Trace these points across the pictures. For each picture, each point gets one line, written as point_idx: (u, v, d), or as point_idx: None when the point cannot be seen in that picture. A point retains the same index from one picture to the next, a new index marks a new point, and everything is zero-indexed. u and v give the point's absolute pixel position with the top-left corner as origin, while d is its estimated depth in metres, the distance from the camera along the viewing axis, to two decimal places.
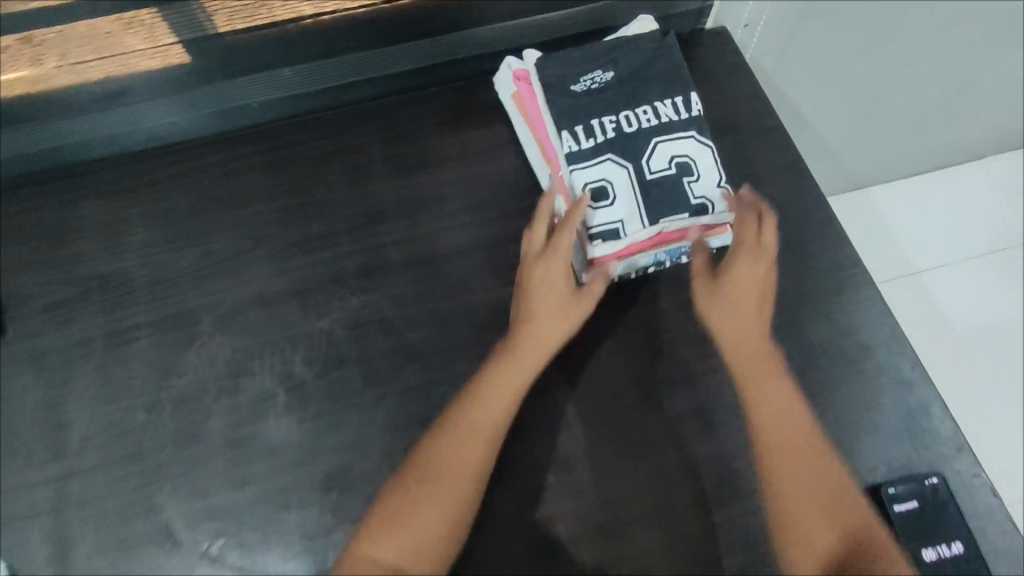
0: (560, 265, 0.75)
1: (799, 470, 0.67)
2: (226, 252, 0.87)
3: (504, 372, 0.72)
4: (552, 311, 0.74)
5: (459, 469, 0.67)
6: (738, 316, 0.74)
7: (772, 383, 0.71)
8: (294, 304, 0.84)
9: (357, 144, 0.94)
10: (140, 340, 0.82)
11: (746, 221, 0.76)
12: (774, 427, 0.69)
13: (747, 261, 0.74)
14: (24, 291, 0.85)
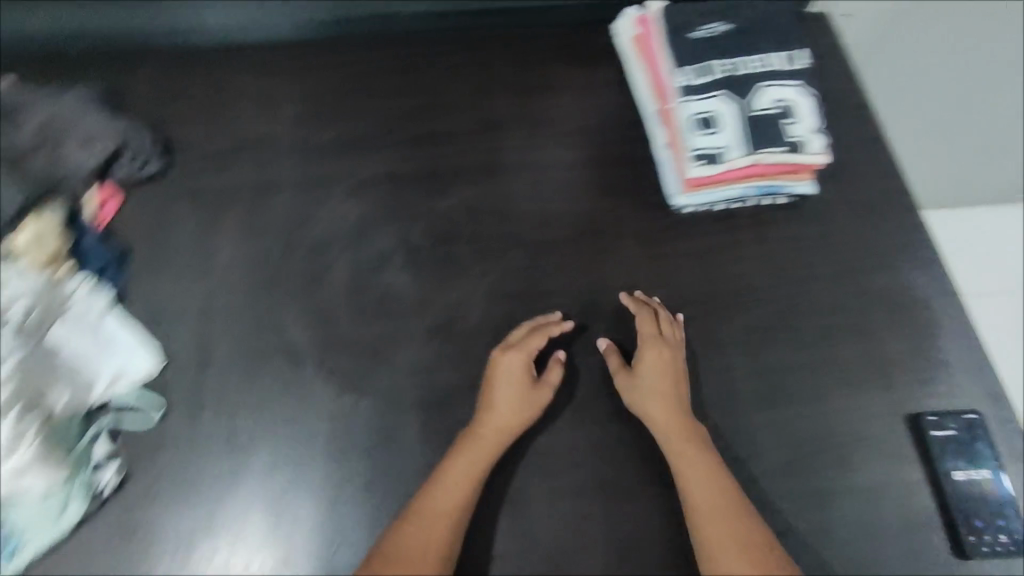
0: (520, 359, 0.80)
1: (728, 536, 0.70)
2: (364, 134, 0.98)
3: (457, 462, 0.75)
4: (516, 398, 0.78)
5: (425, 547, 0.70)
6: (653, 403, 0.79)
7: (688, 462, 0.76)
8: (418, 185, 0.95)
9: (485, 64, 1.05)
10: (282, 192, 0.93)
11: (639, 314, 0.85)
12: (699, 492, 0.74)
13: (652, 351, 0.82)
14: (187, 138, 0.96)
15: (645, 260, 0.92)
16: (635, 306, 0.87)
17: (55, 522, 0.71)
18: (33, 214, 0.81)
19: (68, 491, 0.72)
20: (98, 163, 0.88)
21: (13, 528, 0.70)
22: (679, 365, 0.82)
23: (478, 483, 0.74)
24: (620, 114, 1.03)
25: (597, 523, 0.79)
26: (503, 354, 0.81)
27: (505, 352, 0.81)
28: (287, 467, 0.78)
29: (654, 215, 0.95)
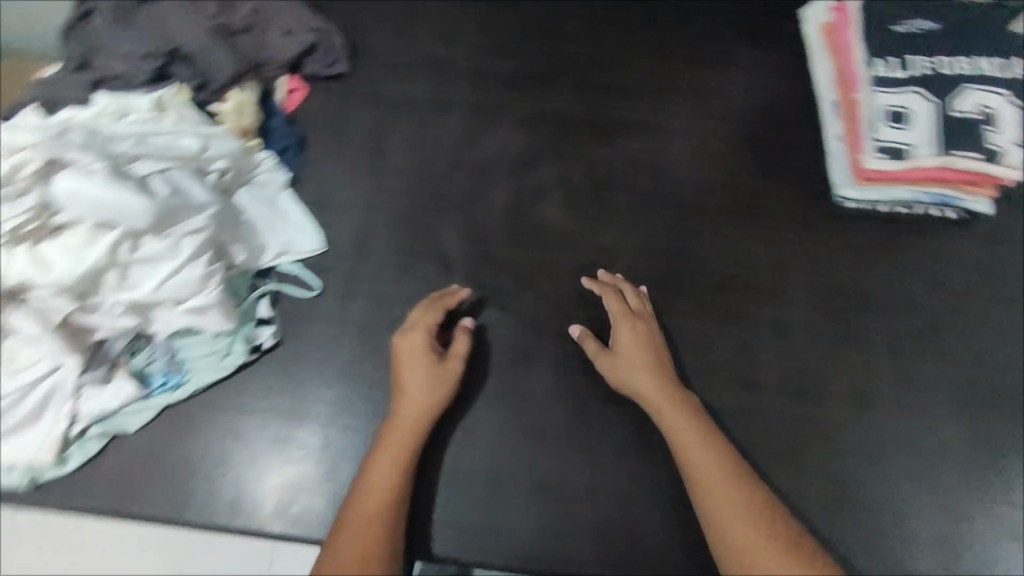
0: (424, 341, 0.76)
1: (720, 476, 0.67)
2: (537, 72, 1.01)
3: (385, 451, 0.70)
4: (427, 378, 0.74)
5: (373, 519, 0.65)
6: (636, 377, 0.76)
7: (676, 435, 0.71)
8: (584, 132, 0.97)
9: (665, 27, 1.05)
10: (455, 113, 0.97)
11: (610, 294, 0.83)
12: (688, 442, 0.70)
13: (625, 328, 0.80)
14: (375, 46, 1.01)
15: (798, 246, 0.91)
16: (603, 287, 0.85)
17: (219, 364, 0.76)
18: (237, 88, 0.87)
19: (232, 340, 0.76)
20: (294, 52, 0.94)
21: (184, 360, 0.75)
22: (655, 341, 0.79)
23: (409, 456, 0.70)
24: (792, 98, 1.01)
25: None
26: (406, 337, 0.76)
27: (407, 334, 0.77)
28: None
29: (812, 201, 0.94)
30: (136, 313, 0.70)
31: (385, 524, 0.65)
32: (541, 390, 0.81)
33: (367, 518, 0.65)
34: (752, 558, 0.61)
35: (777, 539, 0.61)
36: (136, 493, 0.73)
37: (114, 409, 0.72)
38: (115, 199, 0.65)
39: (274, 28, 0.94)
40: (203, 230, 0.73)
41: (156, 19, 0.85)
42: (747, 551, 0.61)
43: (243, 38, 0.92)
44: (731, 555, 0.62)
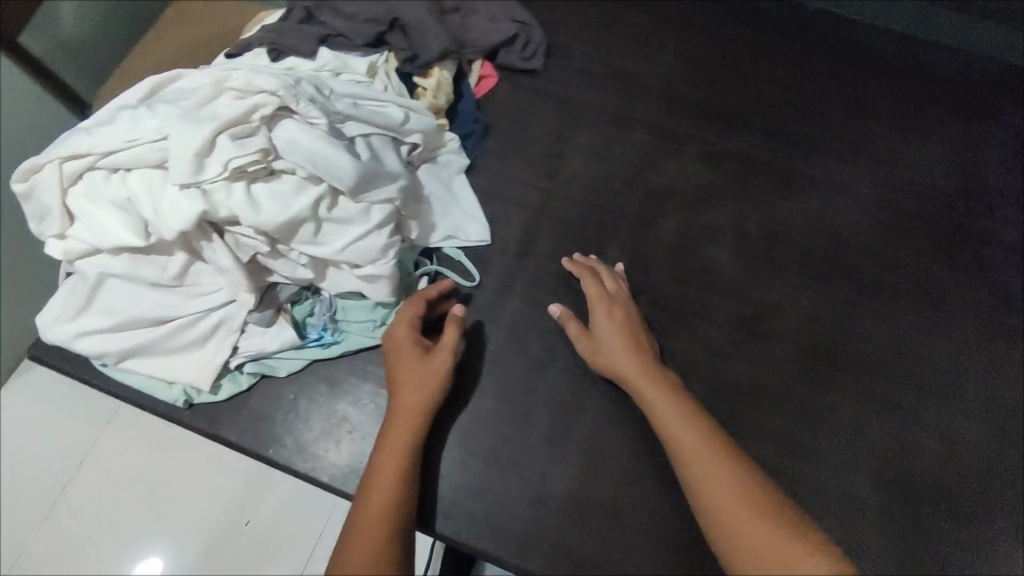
0: (406, 336, 0.73)
1: (703, 445, 0.65)
2: (730, 107, 0.96)
3: (386, 447, 0.68)
4: (410, 374, 0.71)
5: (383, 511, 0.63)
6: (619, 363, 0.74)
7: (665, 422, 0.68)
8: (769, 179, 0.92)
9: (873, 85, 0.98)
10: (638, 132, 0.94)
11: (586, 277, 0.81)
12: (671, 422, 0.68)
13: (602, 310, 0.78)
14: (571, 48, 0.99)
15: (982, 353, 0.84)
16: (580, 271, 0.82)
17: (372, 333, 0.77)
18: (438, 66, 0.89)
19: (389, 313, 0.77)
20: (497, 40, 0.94)
21: (341, 321, 0.76)
22: (631, 322, 0.78)
23: (410, 447, 0.68)
24: (1001, 194, 0.93)
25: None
26: (391, 334, 0.73)
27: (391, 330, 0.73)
28: (565, 383, 0.81)
29: (1002, 310, 0.86)
30: (313, 267, 0.72)
31: (393, 517, 0.63)
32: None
33: (380, 508, 0.63)
34: (744, 536, 0.58)
35: (758, 507, 0.60)
36: (272, 437, 0.74)
37: (272, 352, 0.74)
38: (328, 157, 0.67)
39: (482, 14, 0.95)
40: (392, 202, 0.73)
41: None
42: (740, 528, 0.59)
43: (452, 18, 0.92)
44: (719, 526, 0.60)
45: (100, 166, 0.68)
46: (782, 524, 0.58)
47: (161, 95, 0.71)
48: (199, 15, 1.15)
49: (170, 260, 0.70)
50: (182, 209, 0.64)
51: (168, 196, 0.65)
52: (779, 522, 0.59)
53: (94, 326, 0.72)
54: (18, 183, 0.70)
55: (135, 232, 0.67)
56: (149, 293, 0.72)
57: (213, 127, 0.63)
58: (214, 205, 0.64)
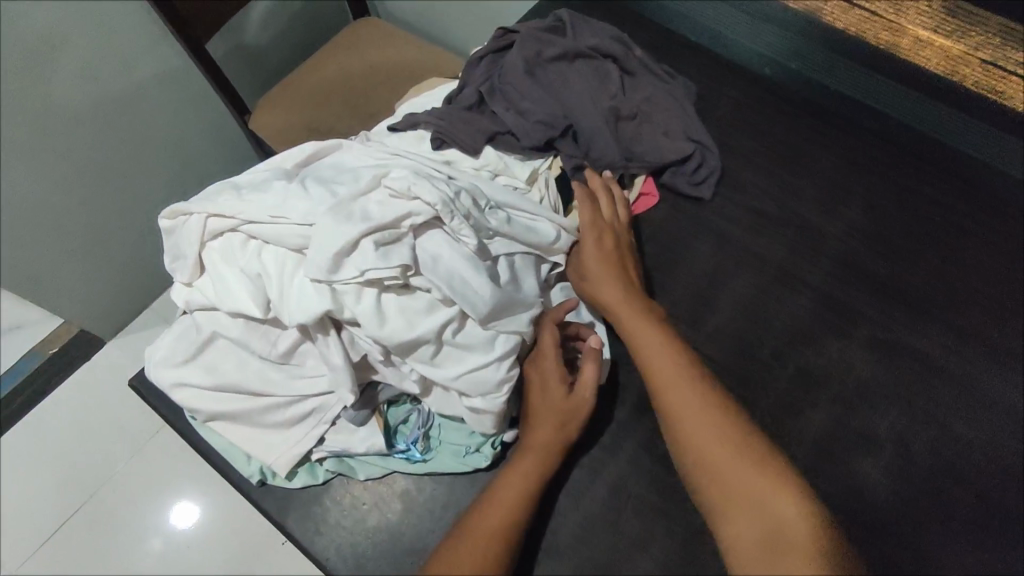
0: (554, 371, 0.70)
1: (686, 390, 0.68)
2: (919, 290, 0.83)
3: (512, 474, 0.69)
4: (553, 412, 0.70)
5: (493, 532, 0.65)
6: (609, 300, 0.74)
7: (650, 363, 0.70)
8: (952, 393, 0.78)
9: None
10: (802, 296, 0.83)
11: (580, 200, 0.77)
12: (655, 366, 0.70)
13: (592, 237, 0.75)
14: (744, 183, 0.91)
15: None
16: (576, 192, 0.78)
17: (461, 460, 0.70)
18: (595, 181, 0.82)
19: (485, 442, 0.70)
20: (669, 160, 0.86)
21: (434, 438, 0.71)
22: (616, 250, 0.77)
23: (538, 483, 0.69)
24: None
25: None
26: (539, 365, 0.71)
27: (540, 361, 0.71)
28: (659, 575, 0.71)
29: None
30: (421, 383, 0.67)
31: (499, 543, 0.65)
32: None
33: (488, 532, 0.65)
34: (719, 473, 0.63)
35: (734, 444, 0.64)
36: (336, 542, 0.70)
37: (355, 454, 0.70)
38: (468, 281, 0.62)
39: (660, 126, 0.86)
40: (521, 333, 0.66)
41: (563, 86, 0.81)
42: (715, 469, 0.64)
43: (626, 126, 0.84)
44: (697, 464, 0.65)
45: (241, 231, 0.66)
46: (760, 466, 0.63)
47: (318, 169, 0.69)
48: (377, 63, 1.18)
49: (283, 336, 0.66)
50: (308, 304, 0.60)
51: (298, 284, 0.62)
52: (759, 468, 0.63)
53: (194, 381, 0.70)
54: (164, 222, 0.69)
55: (257, 305, 0.64)
56: (254, 362, 0.69)
57: (360, 230, 0.59)
58: (341, 306, 0.60)
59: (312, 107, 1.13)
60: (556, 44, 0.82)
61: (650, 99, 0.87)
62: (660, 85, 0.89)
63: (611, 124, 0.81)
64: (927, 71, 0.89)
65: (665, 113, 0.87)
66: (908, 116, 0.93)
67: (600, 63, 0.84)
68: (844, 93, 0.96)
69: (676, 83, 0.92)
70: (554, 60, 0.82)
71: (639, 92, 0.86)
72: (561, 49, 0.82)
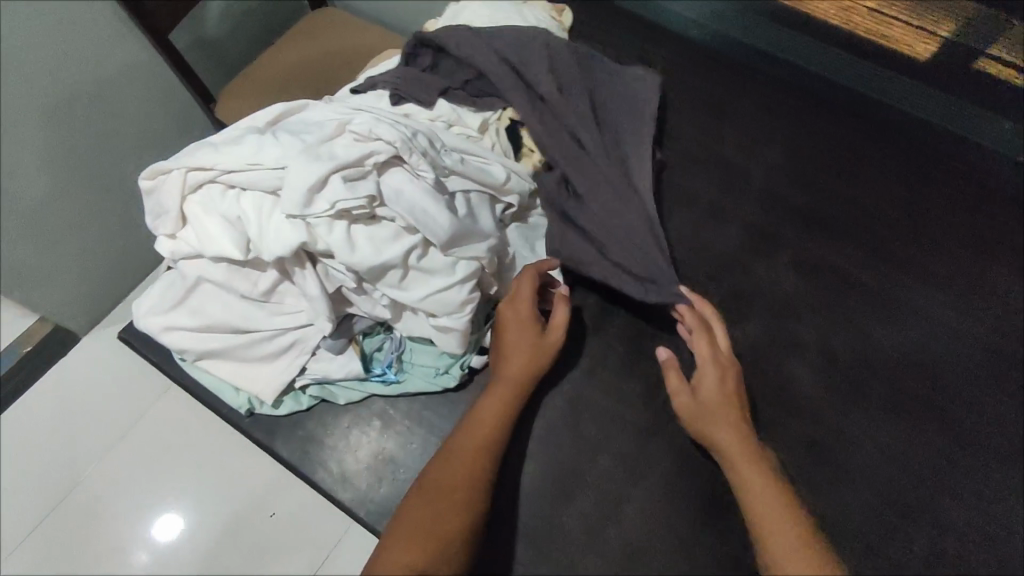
0: (529, 311, 0.75)
1: (782, 517, 0.65)
2: (834, 215, 0.94)
3: (488, 406, 0.74)
4: (525, 347, 0.75)
5: (472, 456, 0.71)
6: (719, 427, 0.73)
7: (751, 490, 0.68)
8: (863, 300, 0.89)
9: (995, 224, 0.93)
10: (731, 226, 0.93)
11: (699, 333, 0.79)
12: (755, 488, 0.68)
13: (712, 372, 0.76)
14: (676, 132, 1.01)
15: None
16: (693, 324, 0.80)
17: (432, 379, 0.78)
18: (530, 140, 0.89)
19: (453, 363, 0.78)
20: None
21: (406, 361, 0.79)
22: (737, 392, 0.76)
23: (511, 414, 0.75)
24: None
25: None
26: (514, 302, 0.76)
27: (515, 301, 0.76)
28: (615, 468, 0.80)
29: None
30: (392, 309, 0.74)
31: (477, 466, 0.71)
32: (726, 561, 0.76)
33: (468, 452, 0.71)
34: None
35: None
36: (325, 458, 0.77)
37: (335, 379, 0.77)
38: (428, 211, 0.70)
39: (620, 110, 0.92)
40: (479, 259, 0.75)
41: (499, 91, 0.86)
42: None
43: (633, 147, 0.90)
44: None
45: (219, 181, 0.73)
46: None
47: (287, 124, 0.76)
48: (335, 45, 1.25)
49: (262, 277, 0.73)
50: (284, 237, 0.67)
51: (275, 222, 0.69)
52: None
53: (182, 324, 0.76)
54: (145, 181, 0.75)
55: (237, 247, 0.71)
56: (236, 302, 0.75)
57: (327, 168, 0.66)
58: (314, 238, 0.68)
59: (277, 87, 1.20)
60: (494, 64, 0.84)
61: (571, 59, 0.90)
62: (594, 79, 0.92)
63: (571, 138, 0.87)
64: (827, 22, 1.02)
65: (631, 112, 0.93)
66: (814, 63, 1.03)
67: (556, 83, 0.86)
68: (759, 48, 1.05)
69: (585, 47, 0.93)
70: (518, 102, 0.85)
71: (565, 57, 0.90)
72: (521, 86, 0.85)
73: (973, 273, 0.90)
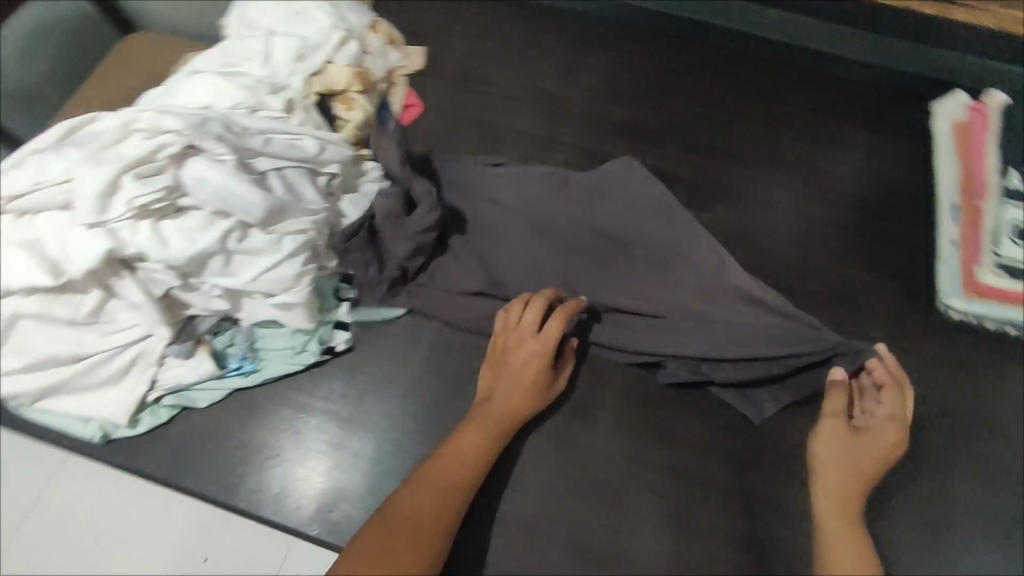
0: (542, 349, 0.75)
1: (861, 548, 0.64)
2: (649, 123, 0.99)
3: (474, 436, 0.72)
4: (524, 385, 0.75)
5: (450, 485, 0.69)
6: (855, 461, 0.70)
7: (842, 516, 0.67)
8: (687, 194, 0.94)
9: (785, 99, 1.01)
10: (559, 153, 0.97)
11: (894, 389, 0.74)
12: (851, 517, 0.67)
13: (892, 428, 0.71)
14: (491, 76, 1.03)
15: (891, 348, 0.86)
16: (885, 380, 0.75)
17: (291, 359, 0.79)
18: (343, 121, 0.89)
19: (309, 339, 0.79)
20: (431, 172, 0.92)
21: (261, 349, 0.78)
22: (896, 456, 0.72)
23: (495, 449, 0.73)
24: (908, 194, 0.96)
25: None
26: (535, 338, 0.75)
27: (535, 336, 0.76)
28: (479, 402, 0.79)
29: (918, 308, 0.88)
30: (228, 298, 0.74)
31: (456, 495, 0.68)
32: (602, 456, 0.79)
33: (448, 480, 0.69)
34: None
35: None
36: (195, 466, 0.75)
37: (190, 383, 0.76)
38: (237, 192, 0.69)
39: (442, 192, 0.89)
40: (308, 231, 0.76)
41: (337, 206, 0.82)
42: None
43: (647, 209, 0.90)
44: None
45: (8, 212, 0.66)
46: None
47: (74, 139, 0.68)
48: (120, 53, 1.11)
49: (85, 298, 0.69)
50: (88, 247, 0.64)
51: (73, 235, 0.65)
52: None
53: (9, 369, 0.70)
54: None
55: (46, 272, 0.65)
56: (65, 332, 0.71)
57: (119, 167, 0.64)
58: (121, 242, 0.66)
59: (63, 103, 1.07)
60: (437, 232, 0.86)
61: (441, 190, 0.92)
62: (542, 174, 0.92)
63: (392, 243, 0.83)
64: None
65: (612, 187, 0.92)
66: None
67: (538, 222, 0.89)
68: None
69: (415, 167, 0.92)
70: (522, 252, 0.87)
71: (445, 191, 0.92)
72: (517, 261, 0.86)
73: (778, 149, 0.98)
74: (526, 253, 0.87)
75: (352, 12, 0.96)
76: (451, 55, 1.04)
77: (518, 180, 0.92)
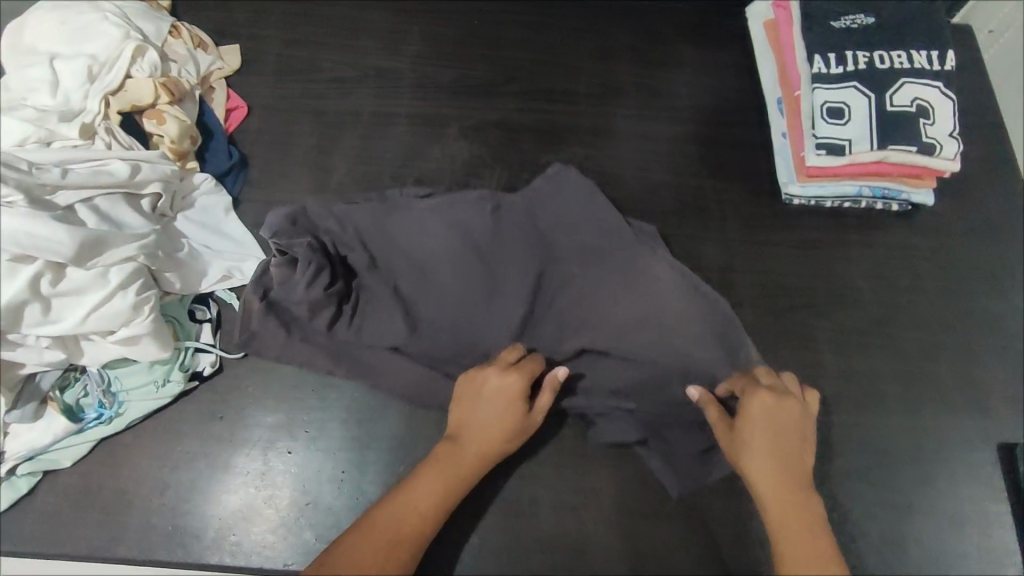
0: (515, 388, 0.71)
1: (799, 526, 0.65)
2: (483, 78, 0.98)
3: (433, 480, 0.67)
4: (494, 424, 0.70)
5: (400, 536, 0.64)
6: (760, 446, 0.68)
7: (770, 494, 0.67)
8: (530, 138, 0.95)
9: (610, 29, 1.03)
10: (399, 125, 0.95)
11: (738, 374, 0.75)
12: (781, 496, 0.66)
13: (758, 401, 0.70)
14: (315, 61, 0.99)
15: (745, 244, 0.90)
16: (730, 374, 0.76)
17: (155, 395, 0.74)
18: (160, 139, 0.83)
19: (171, 369, 0.74)
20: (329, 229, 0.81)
21: (118, 392, 0.73)
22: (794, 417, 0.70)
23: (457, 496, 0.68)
24: (738, 98, 1.00)
25: (682, 497, 0.76)
26: (506, 372, 0.72)
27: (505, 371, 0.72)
28: (362, 389, 0.77)
29: (762, 201, 0.93)
30: (62, 346, 0.69)
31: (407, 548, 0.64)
32: None
33: (399, 530, 0.64)
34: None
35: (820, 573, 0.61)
36: (71, 526, 0.71)
37: (46, 445, 0.70)
38: (36, 232, 0.64)
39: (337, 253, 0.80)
40: (136, 257, 0.71)
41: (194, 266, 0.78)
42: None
43: (577, 218, 0.83)
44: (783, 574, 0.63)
45: None
46: None
47: None
48: None
49: None
50: None
51: None
52: None
53: None
54: None
55: None
56: None
57: None
58: None
59: None
60: (343, 283, 0.79)
61: (366, 239, 0.81)
62: (471, 200, 0.84)
63: (286, 314, 0.78)
64: None
65: (541, 207, 0.84)
66: None
67: (459, 250, 0.81)
68: None
69: (325, 216, 0.81)
70: (452, 289, 0.80)
71: (370, 241, 0.81)
72: (443, 290, 0.80)
73: (612, 79, 1.00)
74: (455, 289, 0.80)
75: (142, 19, 0.89)
76: (271, 48, 1.00)
77: (451, 211, 0.83)
